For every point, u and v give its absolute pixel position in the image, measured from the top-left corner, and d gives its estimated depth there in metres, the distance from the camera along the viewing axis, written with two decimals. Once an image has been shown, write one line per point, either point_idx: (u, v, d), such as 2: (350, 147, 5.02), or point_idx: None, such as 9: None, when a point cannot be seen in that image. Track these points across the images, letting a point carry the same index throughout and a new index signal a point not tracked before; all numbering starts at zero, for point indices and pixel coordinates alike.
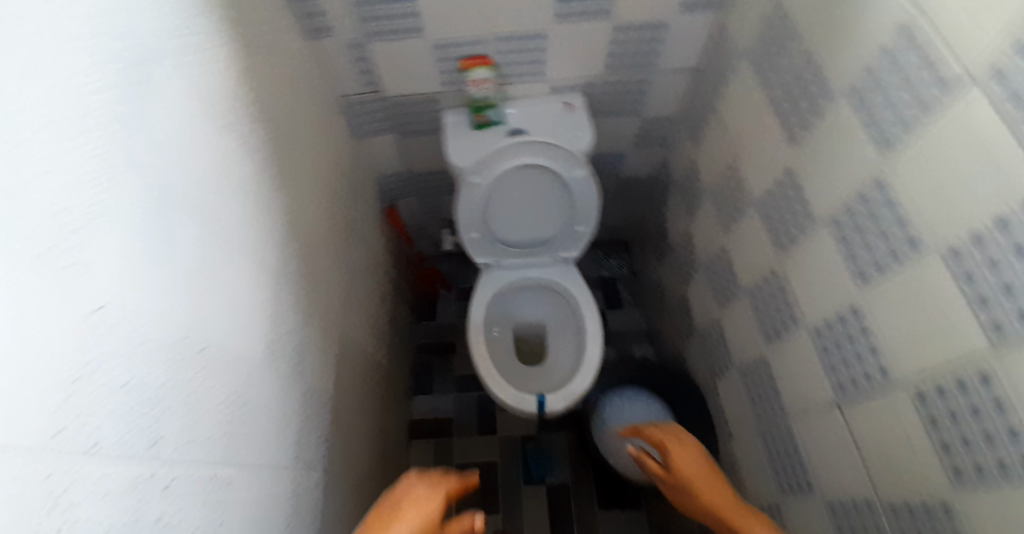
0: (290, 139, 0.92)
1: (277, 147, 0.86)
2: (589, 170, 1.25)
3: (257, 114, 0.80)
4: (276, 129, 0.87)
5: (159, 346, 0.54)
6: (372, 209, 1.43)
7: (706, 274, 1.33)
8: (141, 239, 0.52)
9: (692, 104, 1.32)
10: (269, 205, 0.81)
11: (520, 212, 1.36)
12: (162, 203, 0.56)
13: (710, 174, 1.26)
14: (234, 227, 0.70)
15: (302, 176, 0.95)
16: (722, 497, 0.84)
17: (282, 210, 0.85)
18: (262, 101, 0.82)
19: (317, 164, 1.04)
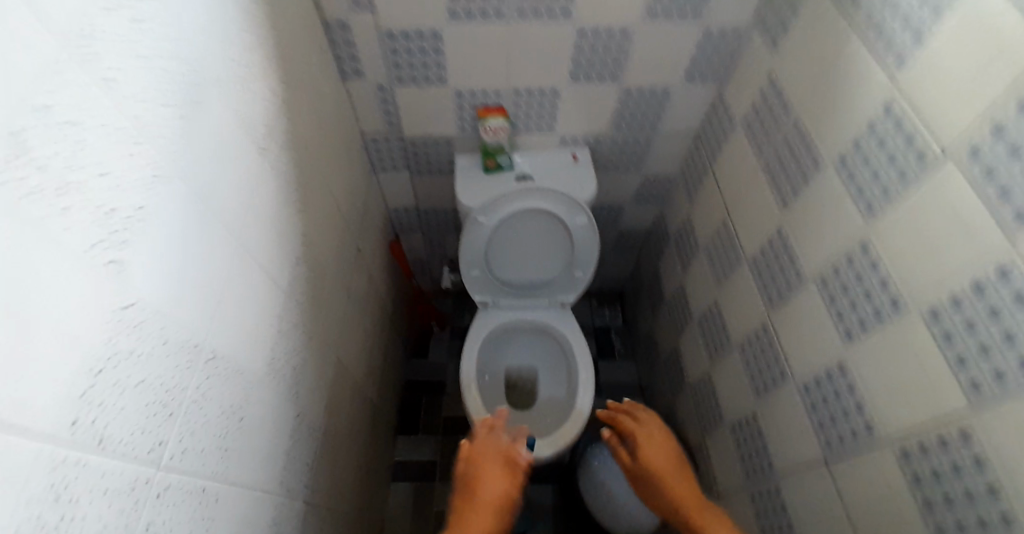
0: (313, 168, 0.96)
1: (301, 173, 0.90)
2: (591, 219, 1.30)
3: (288, 141, 0.85)
4: (302, 157, 0.91)
5: (175, 349, 0.55)
6: (378, 241, 1.47)
7: (698, 327, 1.36)
8: (174, 244, 0.55)
9: (691, 165, 1.41)
10: (287, 227, 0.84)
11: (521, 254, 1.39)
12: (196, 213, 0.58)
13: (705, 230, 1.33)
14: (254, 244, 0.73)
15: (320, 203, 0.99)
16: (682, 489, 0.89)
17: (298, 233, 0.88)
18: (293, 130, 0.87)
19: (334, 193, 1.08)
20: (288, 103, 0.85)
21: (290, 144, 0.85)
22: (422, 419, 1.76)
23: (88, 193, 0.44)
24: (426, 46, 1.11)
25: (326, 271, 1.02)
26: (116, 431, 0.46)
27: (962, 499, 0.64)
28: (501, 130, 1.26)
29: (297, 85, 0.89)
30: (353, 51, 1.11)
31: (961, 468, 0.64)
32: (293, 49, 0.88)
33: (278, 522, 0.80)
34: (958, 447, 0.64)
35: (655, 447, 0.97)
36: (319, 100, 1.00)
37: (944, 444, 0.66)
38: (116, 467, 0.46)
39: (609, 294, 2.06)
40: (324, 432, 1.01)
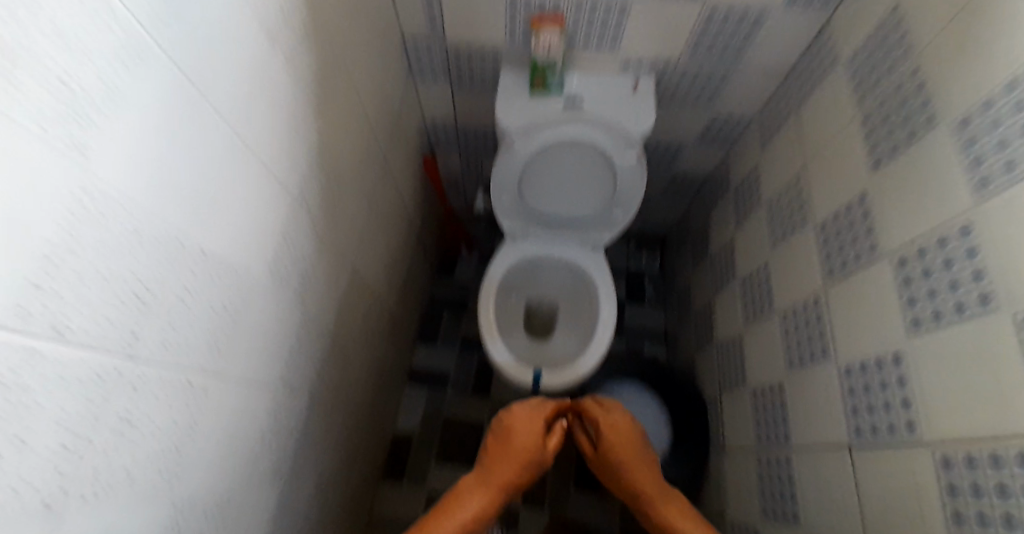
0: (334, 54, 0.86)
1: (318, 58, 0.80)
2: (641, 155, 1.19)
3: (303, 14, 0.74)
4: (321, 37, 0.80)
5: (153, 235, 0.51)
6: (410, 150, 1.40)
7: (739, 288, 1.25)
8: (149, 119, 0.48)
9: (771, 106, 1.22)
10: (296, 111, 0.76)
11: (558, 184, 1.29)
12: (178, 86, 0.51)
13: (770, 182, 1.17)
14: (255, 127, 0.66)
15: (341, 98, 0.90)
16: (643, 479, 0.94)
17: (310, 122, 0.80)
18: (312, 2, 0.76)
19: (360, 89, 0.98)
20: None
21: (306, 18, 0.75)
22: (441, 333, 1.78)
23: (54, 53, 0.37)
24: None
25: (343, 175, 0.96)
26: (79, 323, 0.43)
27: (1001, 527, 0.55)
28: (554, 43, 1.11)
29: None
30: None
31: (1011, 493, 0.54)
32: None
33: (276, 419, 0.81)
34: (1014, 470, 0.54)
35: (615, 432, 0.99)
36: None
37: (996, 463, 0.56)
38: (81, 359, 0.44)
39: (649, 240, 1.94)
40: (334, 337, 1.02)
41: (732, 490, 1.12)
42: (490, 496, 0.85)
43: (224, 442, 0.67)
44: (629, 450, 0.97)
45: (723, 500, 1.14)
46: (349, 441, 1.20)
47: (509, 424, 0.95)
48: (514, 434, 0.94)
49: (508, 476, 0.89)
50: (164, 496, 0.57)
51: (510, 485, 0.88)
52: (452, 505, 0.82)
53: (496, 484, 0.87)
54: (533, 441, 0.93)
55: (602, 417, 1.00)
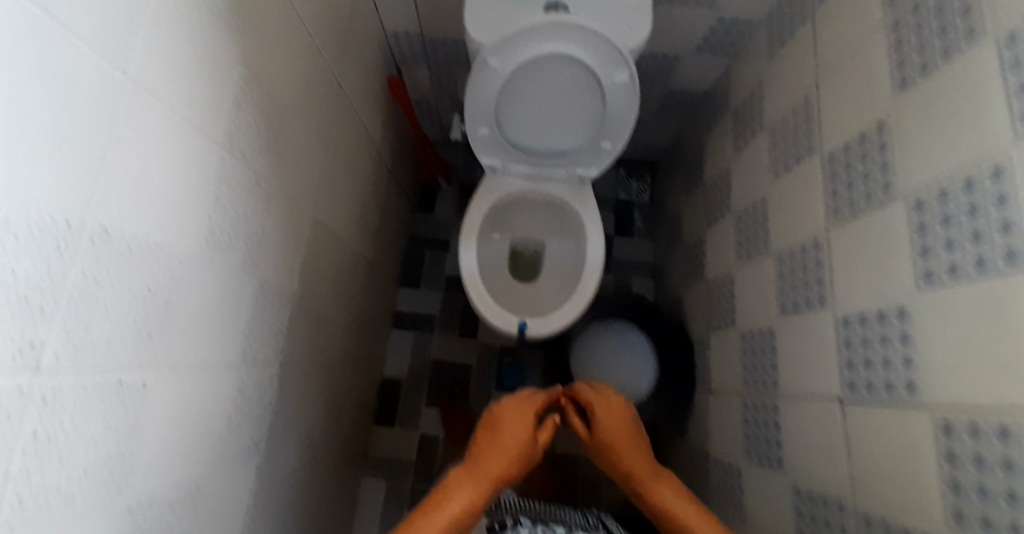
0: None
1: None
2: (633, 75, 1.03)
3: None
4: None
5: (42, 217, 0.40)
6: (371, 73, 1.24)
7: (732, 222, 1.18)
8: (14, 71, 0.35)
9: (782, 11, 1.06)
10: (213, 35, 0.61)
11: (542, 112, 1.15)
12: (39, 15, 0.37)
13: (775, 104, 1.05)
14: (159, 60, 0.52)
15: (271, 15, 0.74)
16: (635, 459, 0.91)
17: (233, 48, 0.65)
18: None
19: (297, 2, 0.82)
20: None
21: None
22: (422, 274, 1.74)
23: None
24: None
25: (287, 112, 0.83)
26: None
27: (1001, 499, 0.52)
28: None
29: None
30: None
31: (1014, 467, 0.51)
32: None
33: (240, 391, 0.76)
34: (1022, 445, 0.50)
35: (608, 415, 0.94)
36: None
37: (1003, 435, 0.52)
38: None
39: (639, 165, 1.83)
40: (299, 295, 0.95)
41: (717, 426, 1.13)
42: (480, 492, 0.81)
43: (180, 430, 0.62)
44: (624, 435, 0.93)
45: (710, 435, 1.16)
46: (333, 392, 1.18)
47: (497, 419, 0.91)
48: (500, 428, 0.89)
49: (497, 472, 0.84)
50: (116, 499, 0.52)
51: (502, 481, 0.84)
52: (439, 510, 0.77)
53: (486, 480, 0.82)
54: (524, 434, 0.88)
55: (591, 398, 0.96)
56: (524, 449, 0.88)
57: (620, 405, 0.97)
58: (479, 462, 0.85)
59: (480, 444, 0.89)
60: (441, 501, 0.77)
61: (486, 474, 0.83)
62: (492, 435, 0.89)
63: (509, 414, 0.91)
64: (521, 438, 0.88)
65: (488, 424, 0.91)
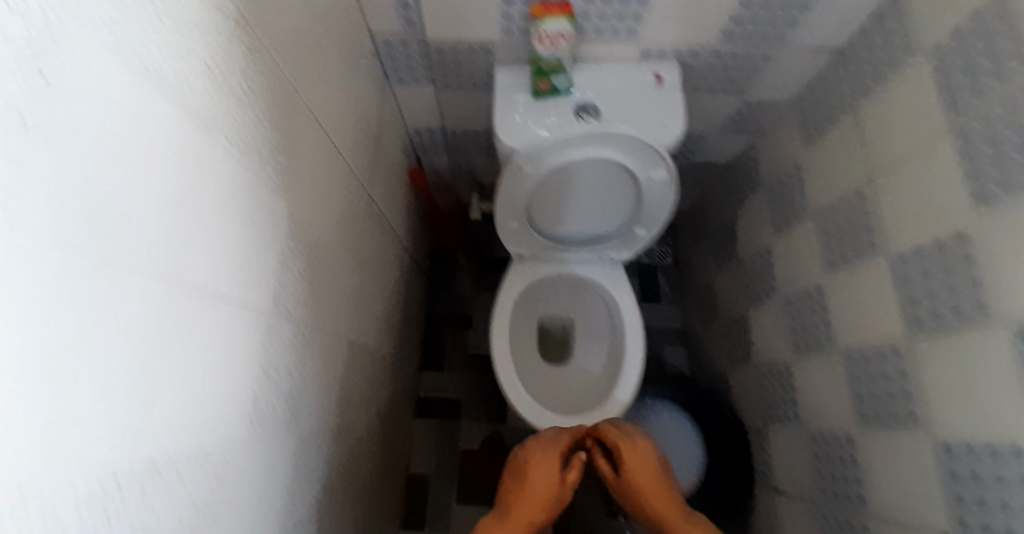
0: (290, 99, 0.64)
1: (271, 115, 0.59)
2: (672, 173, 0.99)
3: (241, 60, 0.51)
4: (270, 84, 0.58)
5: (86, 489, 0.32)
6: (395, 172, 1.21)
7: (780, 307, 1.13)
8: (68, 352, 0.29)
9: (813, 95, 1.03)
10: (251, 194, 0.54)
11: (573, 203, 1.12)
12: (60, 220, 0.28)
13: (819, 190, 1.01)
14: (192, 208, 0.43)
15: (305, 152, 0.69)
16: (665, 504, 0.87)
17: (272, 200, 0.59)
18: (250, 39, 0.53)
19: (326, 128, 0.77)
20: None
21: (245, 64, 0.52)
22: (445, 356, 1.66)
23: None
24: None
25: (320, 247, 0.77)
26: None
27: None
28: (562, 37, 0.91)
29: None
30: None
31: None
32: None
33: None
34: None
35: (635, 456, 0.93)
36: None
37: None
38: None
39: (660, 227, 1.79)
40: (335, 427, 0.88)
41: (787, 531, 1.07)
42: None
43: None
44: (653, 480, 0.90)
45: None
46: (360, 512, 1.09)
47: (524, 465, 0.91)
48: (527, 476, 0.89)
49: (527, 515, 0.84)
50: None
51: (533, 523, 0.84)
52: None
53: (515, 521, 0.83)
54: (551, 480, 0.88)
55: (617, 439, 0.95)
56: (551, 493, 0.87)
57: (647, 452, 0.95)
58: (509, 508, 0.85)
59: (508, 490, 0.89)
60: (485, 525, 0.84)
61: (515, 519, 0.83)
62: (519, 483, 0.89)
63: (535, 462, 0.91)
64: (548, 482, 0.88)
65: (516, 471, 0.91)
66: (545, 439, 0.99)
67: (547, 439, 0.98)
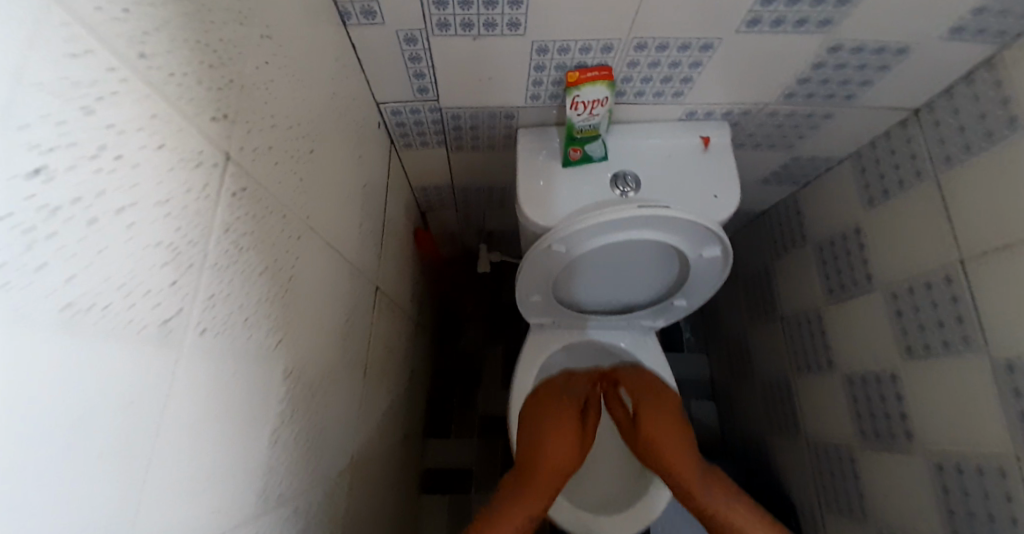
0: (298, 230, 0.49)
1: (273, 267, 0.44)
2: (728, 252, 0.86)
3: (226, 220, 0.36)
4: (272, 227, 0.44)
5: None
6: (401, 242, 1.06)
7: (840, 385, 1.01)
8: None
9: (879, 156, 0.92)
10: (239, 390, 0.39)
11: (607, 280, 0.99)
12: None
13: (888, 263, 0.90)
14: (199, 359, 0.34)
15: (315, 285, 0.54)
16: (675, 450, 0.89)
17: (270, 376, 0.45)
18: (241, 184, 0.38)
19: (338, 239, 0.62)
20: (218, 135, 0.35)
21: (234, 221, 0.37)
22: (454, 420, 1.49)
23: None
24: None
25: (331, 384, 0.62)
26: None
27: None
28: (600, 102, 0.77)
29: (243, 71, 0.39)
30: None
31: None
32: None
33: None
34: None
35: (648, 407, 0.94)
36: (296, 84, 0.49)
37: None
38: None
39: None
40: None
41: None
42: (537, 503, 0.85)
43: None
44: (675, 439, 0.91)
45: None
46: None
47: (542, 430, 0.94)
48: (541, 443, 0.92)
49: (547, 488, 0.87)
50: None
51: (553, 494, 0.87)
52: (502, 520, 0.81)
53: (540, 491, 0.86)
54: (569, 440, 0.91)
55: (638, 389, 0.98)
56: (568, 462, 0.90)
57: (662, 400, 0.96)
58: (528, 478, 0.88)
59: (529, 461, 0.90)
60: (499, 521, 0.81)
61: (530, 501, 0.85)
62: (539, 441, 0.92)
63: (548, 420, 0.94)
64: (569, 441, 0.91)
65: (537, 430, 0.94)
66: (563, 379, 1.04)
67: (560, 380, 1.04)
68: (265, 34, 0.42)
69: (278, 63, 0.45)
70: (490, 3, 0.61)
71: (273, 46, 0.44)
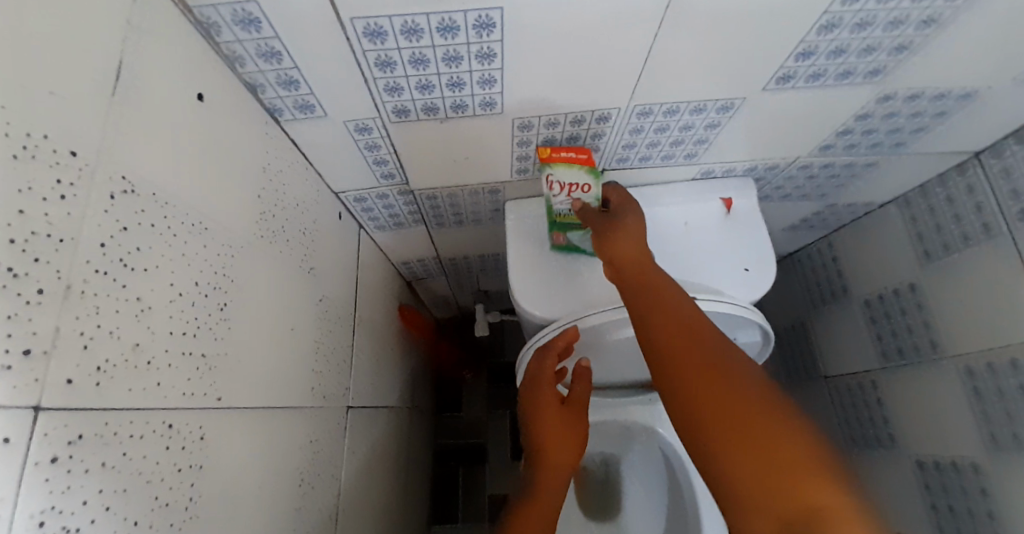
0: (201, 424, 0.36)
1: (144, 509, 0.31)
2: (767, 337, 0.72)
3: (33, 513, 0.23)
4: (141, 453, 0.31)
5: None
6: (384, 328, 0.93)
7: (906, 469, 0.85)
8: None
9: (933, 204, 0.78)
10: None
11: (622, 368, 0.84)
12: None
13: (955, 331, 0.75)
14: None
15: (237, 476, 0.41)
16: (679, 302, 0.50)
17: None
18: (71, 435, 0.26)
19: (277, 394, 0.48)
20: (12, 394, 0.22)
21: (52, 501, 0.24)
22: (459, 501, 1.35)
23: None
24: (449, 50, 0.44)
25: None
26: None
27: None
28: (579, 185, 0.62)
29: (76, 262, 0.26)
30: (282, 69, 0.44)
31: None
32: (20, 134, 0.23)
33: None
34: None
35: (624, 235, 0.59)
36: (197, 230, 0.37)
37: None
38: None
39: None
40: None
41: None
42: None
43: None
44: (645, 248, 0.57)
45: None
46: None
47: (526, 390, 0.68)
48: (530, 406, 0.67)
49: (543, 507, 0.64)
50: None
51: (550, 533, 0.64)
52: None
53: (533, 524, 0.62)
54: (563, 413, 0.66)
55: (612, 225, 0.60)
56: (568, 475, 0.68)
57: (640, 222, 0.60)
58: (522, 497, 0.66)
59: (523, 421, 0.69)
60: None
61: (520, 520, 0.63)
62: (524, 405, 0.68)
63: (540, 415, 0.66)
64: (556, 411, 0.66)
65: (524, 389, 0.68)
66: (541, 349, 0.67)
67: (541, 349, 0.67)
68: (126, 191, 0.30)
69: (156, 220, 0.33)
70: (455, 86, 0.49)
71: (147, 198, 0.32)
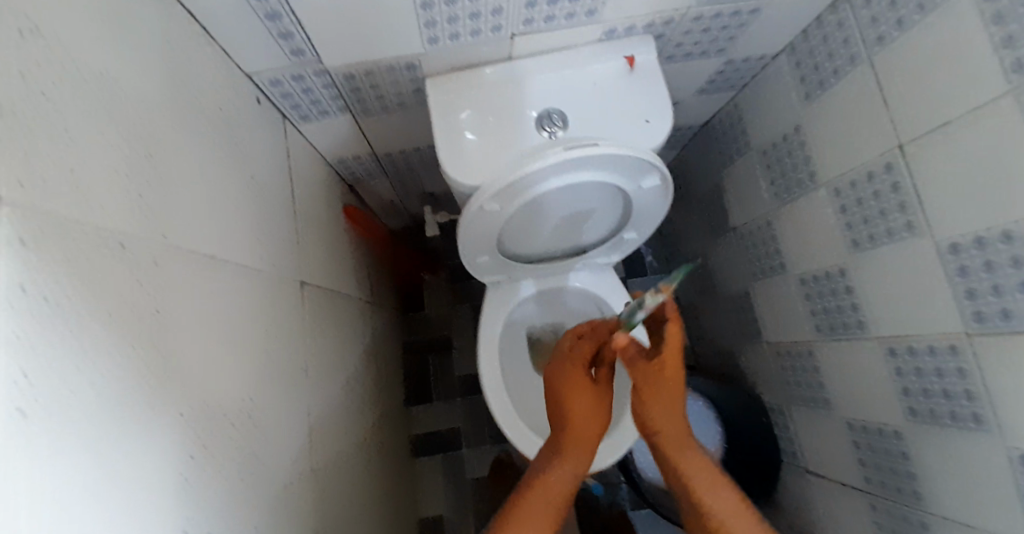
0: (136, 246, 0.42)
1: (100, 302, 0.37)
2: (667, 179, 0.82)
3: (12, 277, 0.29)
4: (88, 258, 0.36)
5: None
6: (329, 223, 0.97)
7: (795, 286, 1.01)
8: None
9: (812, 46, 0.86)
10: (88, 478, 0.33)
11: (551, 229, 0.93)
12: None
13: (827, 159, 0.86)
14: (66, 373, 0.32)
15: (185, 302, 0.48)
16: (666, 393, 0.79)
17: (134, 449, 0.38)
18: (27, 226, 0.30)
19: (213, 243, 0.54)
20: None
21: (25, 274, 0.30)
22: (430, 384, 1.48)
23: None
24: None
25: (238, 403, 0.55)
26: None
27: None
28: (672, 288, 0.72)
29: (4, 85, 0.30)
30: None
31: None
32: None
33: None
34: None
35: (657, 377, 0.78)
36: (97, 75, 0.39)
37: None
38: None
39: None
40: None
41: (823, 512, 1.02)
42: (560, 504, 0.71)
43: None
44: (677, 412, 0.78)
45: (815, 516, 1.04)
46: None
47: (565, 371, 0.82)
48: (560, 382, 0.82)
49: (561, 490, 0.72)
50: None
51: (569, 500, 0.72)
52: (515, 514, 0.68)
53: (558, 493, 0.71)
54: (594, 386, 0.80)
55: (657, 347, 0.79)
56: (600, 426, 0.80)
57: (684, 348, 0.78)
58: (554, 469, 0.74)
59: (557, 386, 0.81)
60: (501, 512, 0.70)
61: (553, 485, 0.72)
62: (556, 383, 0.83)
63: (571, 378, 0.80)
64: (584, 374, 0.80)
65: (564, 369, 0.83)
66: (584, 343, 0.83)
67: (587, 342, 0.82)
68: (31, 29, 0.33)
69: (65, 66, 0.36)
70: None
71: (49, 39, 0.35)
